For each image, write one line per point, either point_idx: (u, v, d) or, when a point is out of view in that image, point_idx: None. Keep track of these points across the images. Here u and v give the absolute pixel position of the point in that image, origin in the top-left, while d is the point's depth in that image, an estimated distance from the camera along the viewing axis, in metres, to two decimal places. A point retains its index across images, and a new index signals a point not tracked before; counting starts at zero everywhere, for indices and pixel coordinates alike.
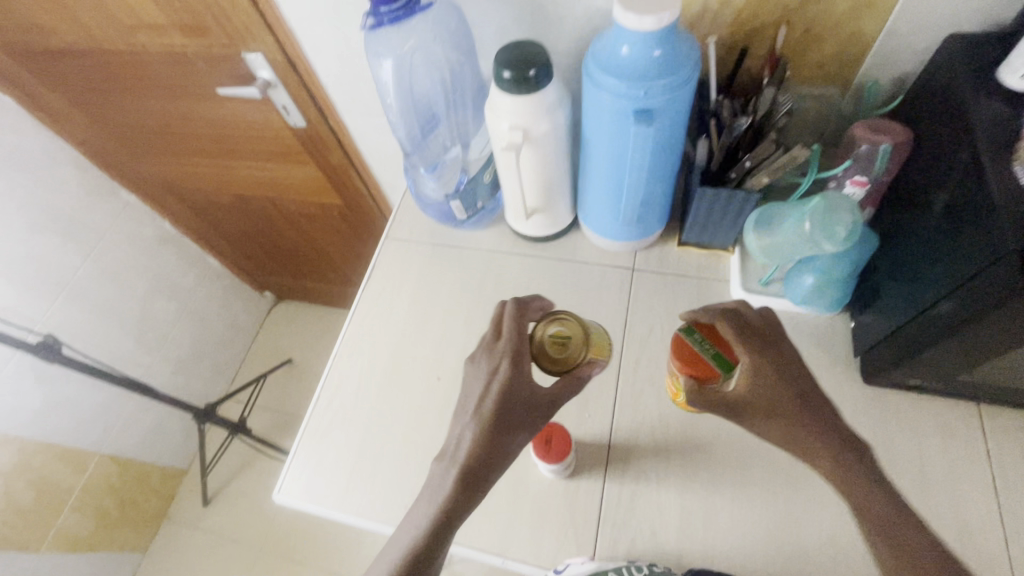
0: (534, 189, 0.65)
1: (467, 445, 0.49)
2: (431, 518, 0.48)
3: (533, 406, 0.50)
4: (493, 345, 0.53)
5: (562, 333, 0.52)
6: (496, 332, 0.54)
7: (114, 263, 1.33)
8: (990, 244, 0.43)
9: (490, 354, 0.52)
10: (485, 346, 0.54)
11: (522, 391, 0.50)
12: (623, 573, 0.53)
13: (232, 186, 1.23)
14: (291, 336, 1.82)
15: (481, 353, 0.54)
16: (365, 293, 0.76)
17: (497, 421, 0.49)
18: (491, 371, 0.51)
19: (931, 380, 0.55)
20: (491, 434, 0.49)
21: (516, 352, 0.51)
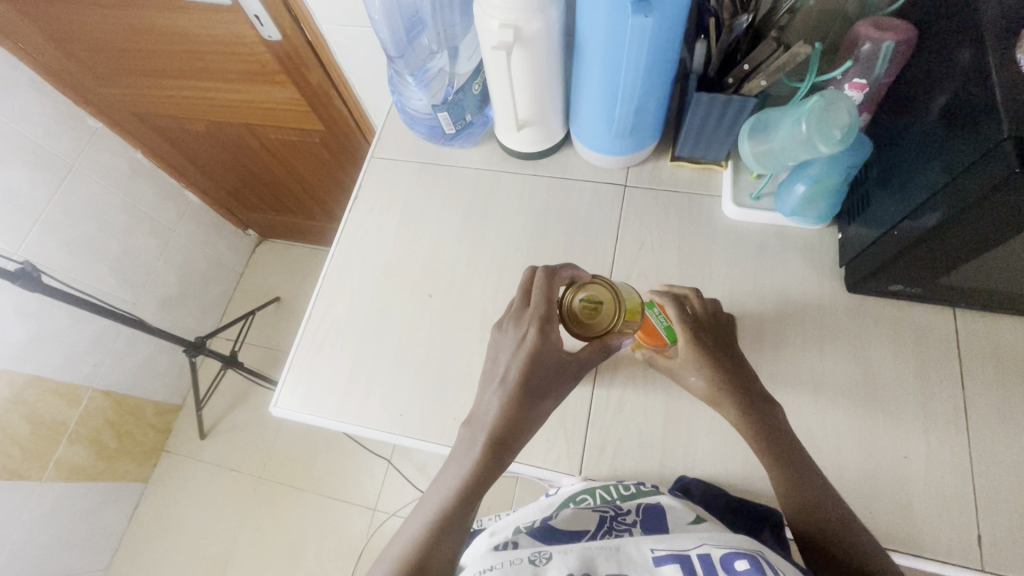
0: (525, 98, 0.63)
1: (495, 411, 0.49)
2: (453, 470, 0.48)
3: (562, 369, 0.50)
4: (522, 312, 0.52)
5: (595, 298, 0.51)
6: (525, 299, 0.53)
7: (87, 196, 1.27)
8: (980, 138, 0.43)
9: (519, 321, 0.52)
10: (514, 313, 0.53)
11: (550, 355, 0.50)
12: (609, 490, 0.54)
13: (207, 113, 1.17)
14: (278, 274, 1.80)
15: (509, 319, 0.53)
16: (353, 213, 0.75)
17: (527, 385, 0.49)
18: (519, 338, 0.51)
19: (912, 285, 0.56)
20: (519, 399, 0.49)
21: (544, 317, 0.51)
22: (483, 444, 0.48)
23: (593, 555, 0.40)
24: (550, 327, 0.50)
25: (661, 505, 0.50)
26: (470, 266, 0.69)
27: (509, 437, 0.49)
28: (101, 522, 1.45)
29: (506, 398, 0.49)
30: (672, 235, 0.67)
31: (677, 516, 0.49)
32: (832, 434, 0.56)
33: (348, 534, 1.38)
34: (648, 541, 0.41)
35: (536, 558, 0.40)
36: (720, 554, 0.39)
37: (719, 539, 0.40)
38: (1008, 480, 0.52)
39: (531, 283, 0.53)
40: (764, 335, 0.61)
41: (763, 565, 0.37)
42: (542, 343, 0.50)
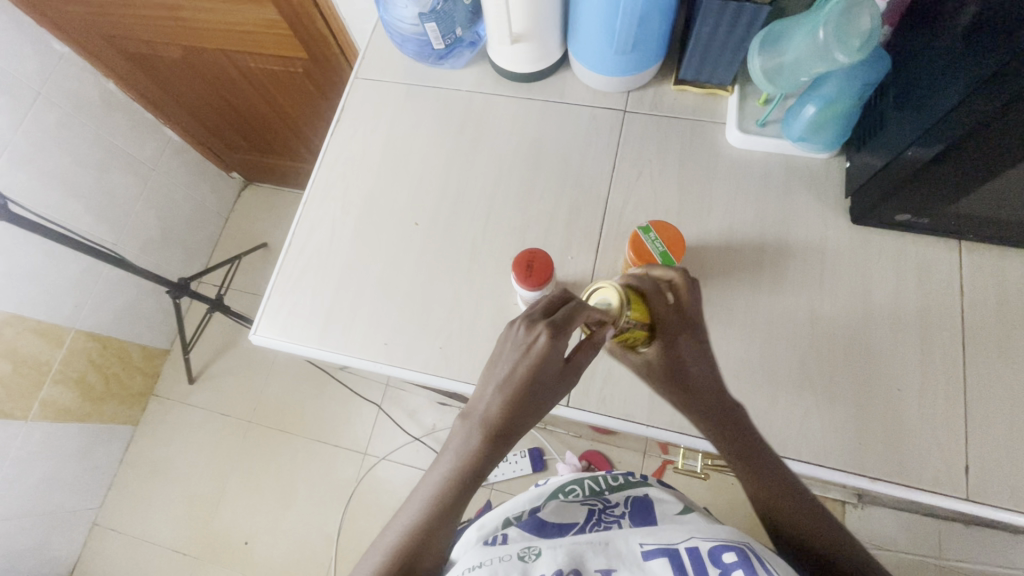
0: (520, 8, 0.58)
1: (495, 412, 0.44)
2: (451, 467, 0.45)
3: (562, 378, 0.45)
4: (537, 326, 0.43)
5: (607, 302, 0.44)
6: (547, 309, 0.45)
7: (58, 127, 1.21)
8: (1011, 42, 0.39)
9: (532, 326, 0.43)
10: (529, 316, 0.44)
11: (555, 367, 0.43)
12: (598, 479, 0.53)
13: (180, 37, 1.09)
14: (265, 219, 1.75)
15: (525, 321, 0.44)
16: (335, 136, 0.71)
17: (527, 393, 0.44)
18: (526, 347, 0.43)
19: (918, 215, 0.54)
20: (520, 403, 0.44)
21: (560, 330, 0.42)
22: (479, 441, 0.45)
23: (582, 551, 0.39)
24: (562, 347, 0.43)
25: (649, 496, 0.48)
26: (460, 192, 0.65)
27: (508, 440, 0.45)
28: (92, 462, 1.45)
29: (506, 399, 0.44)
30: (672, 163, 0.63)
31: (665, 505, 0.47)
32: (826, 366, 0.54)
33: (339, 477, 1.39)
34: (637, 537, 0.40)
35: (525, 555, 0.39)
36: (708, 548, 0.38)
37: (707, 534, 0.39)
38: (1001, 413, 0.51)
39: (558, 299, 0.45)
40: (762, 266, 0.58)
41: (751, 558, 0.36)
42: (546, 360, 0.43)
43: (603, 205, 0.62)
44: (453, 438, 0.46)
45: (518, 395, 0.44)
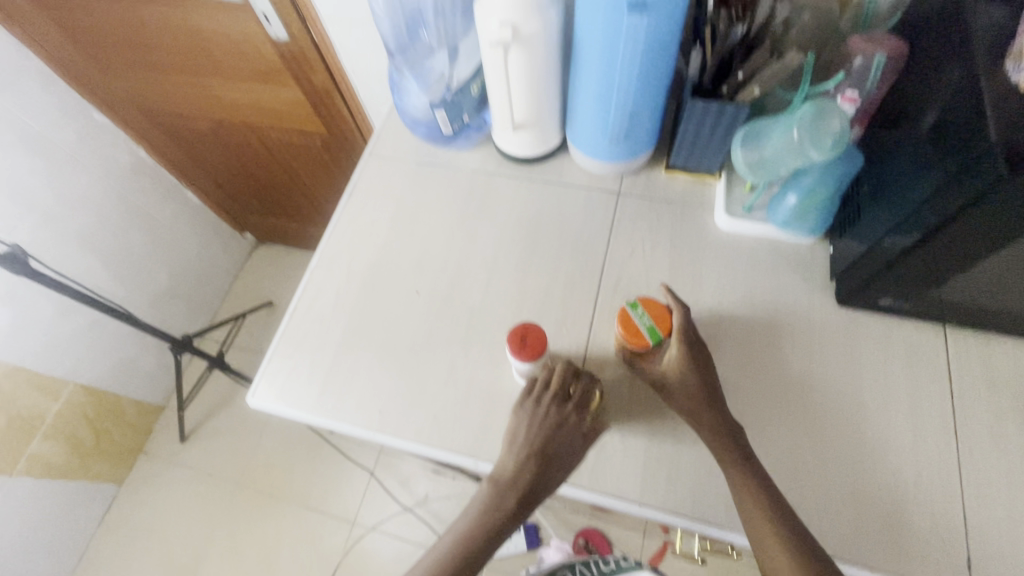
0: (522, 101, 0.64)
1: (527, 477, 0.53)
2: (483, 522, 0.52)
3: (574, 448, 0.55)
4: (563, 403, 0.55)
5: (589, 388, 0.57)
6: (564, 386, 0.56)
7: (85, 188, 1.28)
8: (969, 147, 0.42)
9: (559, 405, 0.55)
10: (553, 394, 0.55)
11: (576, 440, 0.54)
12: (592, 564, 0.52)
13: (210, 110, 1.18)
14: (273, 279, 1.80)
15: (549, 397, 0.55)
16: (345, 208, 0.75)
17: (556, 463, 0.53)
18: (557, 422, 0.54)
19: (901, 299, 0.56)
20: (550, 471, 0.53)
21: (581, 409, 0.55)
22: (512, 503, 0.53)
23: None
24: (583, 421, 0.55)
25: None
26: (461, 263, 0.68)
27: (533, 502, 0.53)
28: (70, 523, 1.40)
29: (538, 468, 0.53)
30: (664, 243, 0.67)
31: None
32: (820, 449, 0.54)
33: (325, 548, 1.33)
34: None
35: None
36: None
37: None
38: (1000, 503, 0.50)
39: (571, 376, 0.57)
40: (753, 345, 0.60)
41: None
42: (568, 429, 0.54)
43: (597, 281, 0.65)
44: (484, 499, 0.53)
45: (551, 465, 0.53)
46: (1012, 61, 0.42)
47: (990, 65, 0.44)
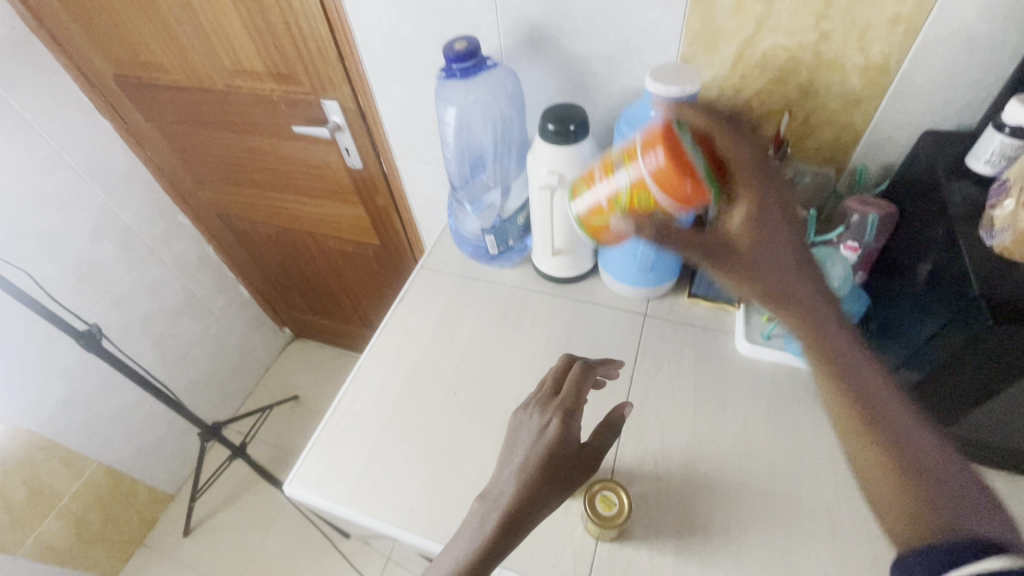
0: (562, 231, 0.74)
1: (511, 488, 0.50)
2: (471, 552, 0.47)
3: (578, 464, 0.52)
4: (548, 402, 0.55)
5: (613, 501, 0.57)
6: (554, 390, 0.57)
7: (156, 277, 1.41)
8: (958, 296, 0.48)
9: (544, 408, 0.55)
10: (541, 400, 0.56)
11: (570, 444, 0.52)
12: None
13: (280, 219, 1.34)
14: (302, 374, 1.86)
15: (535, 404, 0.56)
16: (395, 312, 0.83)
17: (545, 468, 0.50)
18: (542, 423, 0.54)
19: None
20: (538, 479, 0.50)
21: (568, 408, 0.54)
22: (493, 521, 0.48)
23: None
24: (574, 415, 0.54)
25: None
26: (497, 370, 0.74)
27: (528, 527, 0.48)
28: None
29: (523, 476, 0.50)
30: (688, 364, 0.71)
31: None
32: None
33: None
34: None
35: None
36: None
37: None
38: None
39: (564, 380, 0.58)
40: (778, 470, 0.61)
41: None
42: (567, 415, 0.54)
43: (625, 395, 0.69)
44: (471, 519, 0.50)
45: (538, 474, 0.50)
46: (987, 228, 0.50)
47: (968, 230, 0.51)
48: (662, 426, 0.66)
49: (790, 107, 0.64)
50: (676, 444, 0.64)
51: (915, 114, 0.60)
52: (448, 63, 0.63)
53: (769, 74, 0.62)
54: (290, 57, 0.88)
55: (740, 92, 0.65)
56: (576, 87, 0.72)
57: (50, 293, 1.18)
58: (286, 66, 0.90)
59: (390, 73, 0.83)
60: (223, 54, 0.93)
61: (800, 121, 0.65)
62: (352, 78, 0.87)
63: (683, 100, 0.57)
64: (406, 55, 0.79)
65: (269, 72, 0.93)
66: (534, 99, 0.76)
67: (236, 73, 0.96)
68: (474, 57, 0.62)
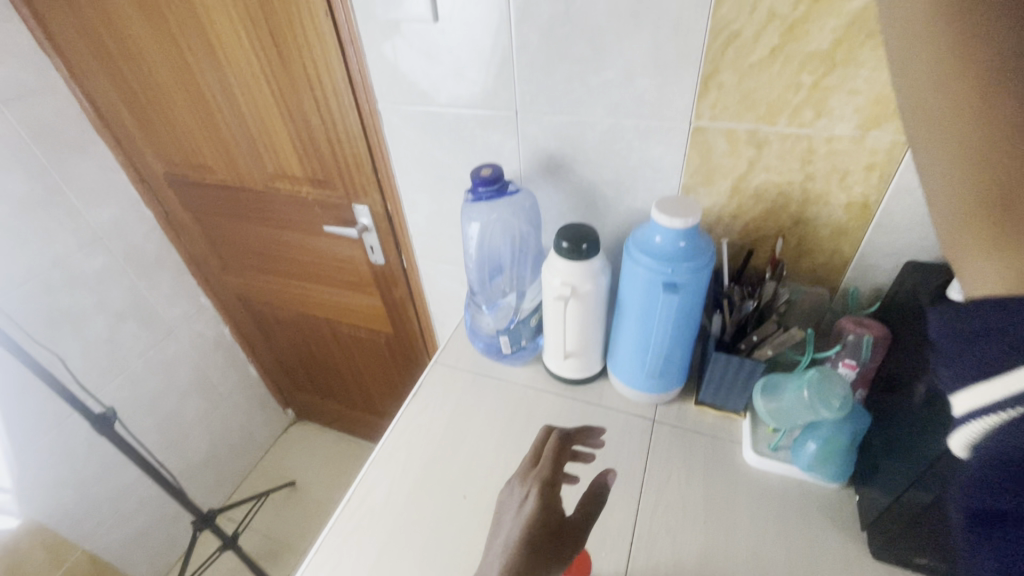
0: (573, 337, 0.78)
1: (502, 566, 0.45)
2: None
3: (564, 537, 0.50)
4: (528, 472, 0.61)
5: None
6: (534, 461, 0.64)
7: (171, 356, 1.44)
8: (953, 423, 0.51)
9: (525, 481, 0.60)
10: (522, 474, 0.62)
11: (555, 514, 0.52)
12: None
13: (299, 306, 1.39)
14: (301, 458, 1.83)
15: (516, 479, 0.61)
16: (409, 406, 0.85)
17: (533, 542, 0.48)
18: (524, 495, 0.57)
19: (936, 559, 0.57)
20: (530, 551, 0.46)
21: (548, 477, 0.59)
22: None
23: None
24: (552, 475, 0.60)
25: None
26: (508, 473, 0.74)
27: None
28: None
29: (514, 552, 0.46)
30: (697, 473, 0.72)
31: None
32: None
33: None
34: None
35: None
36: None
37: None
38: None
39: (542, 449, 0.66)
40: None
41: None
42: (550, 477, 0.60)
43: (635, 504, 0.69)
44: None
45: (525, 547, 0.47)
46: None
47: None
48: (673, 538, 0.65)
49: (784, 233, 0.71)
50: (688, 559, 0.63)
51: (898, 244, 0.66)
52: (475, 187, 0.71)
53: (763, 205, 0.69)
54: (328, 167, 0.98)
55: (737, 217, 0.72)
56: (588, 206, 0.79)
57: (70, 371, 1.21)
58: (324, 174, 1.00)
59: (418, 184, 0.92)
60: (268, 161, 1.04)
61: (793, 245, 0.71)
62: (383, 186, 0.96)
63: (687, 229, 0.63)
64: (433, 171, 0.88)
65: (307, 177, 1.02)
66: (549, 214, 0.83)
67: (277, 177, 1.06)
68: (498, 182, 0.70)
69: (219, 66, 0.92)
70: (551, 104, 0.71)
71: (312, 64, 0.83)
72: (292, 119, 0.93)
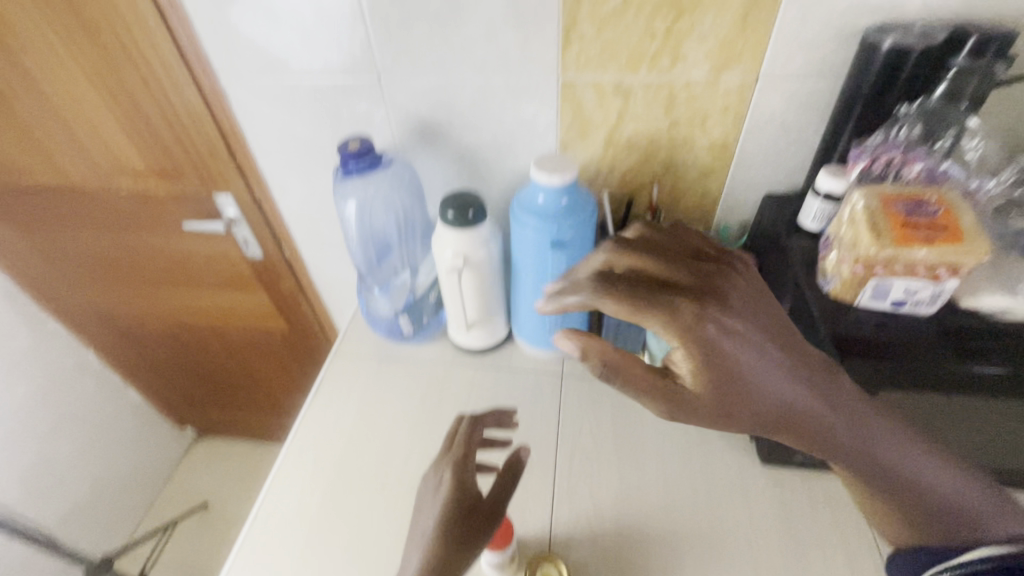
0: (473, 306, 0.76)
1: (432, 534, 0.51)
2: None
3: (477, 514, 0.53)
4: (442, 459, 0.58)
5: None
6: (448, 444, 0.59)
7: (21, 397, 1.23)
8: (812, 339, 0.56)
9: (438, 466, 0.57)
10: (438, 460, 0.58)
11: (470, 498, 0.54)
12: None
13: (173, 315, 1.24)
14: (210, 477, 1.68)
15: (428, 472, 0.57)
16: (313, 404, 0.80)
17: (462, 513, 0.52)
18: (436, 482, 0.56)
19: (807, 454, 0.66)
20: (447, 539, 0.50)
21: (462, 461, 0.56)
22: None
23: None
24: (465, 464, 0.56)
25: None
26: (410, 476, 0.71)
27: None
28: None
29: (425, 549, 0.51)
30: (607, 418, 0.75)
31: None
32: None
33: None
34: None
35: None
36: None
37: None
38: None
39: (456, 430, 0.60)
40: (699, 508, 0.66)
41: None
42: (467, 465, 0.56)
43: (552, 456, 0.72)
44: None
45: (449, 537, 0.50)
46: (823, 274, 0.59)
47: (810, 277, 0.60)
48: (589, 481, 0.69)
49: (659, 178, 0.74)
50: (606, 499, 0.67)
51: (757, 179, 0.71)
52: (345, 162, 0.66)
53: (636, 154, 0.71)
54: (173, 154, 0.85)
55: (615, 168, 0.73)
56: (472, 171, 0.77)
57: None
58: (170, 164, 0.87)
59: (287, 165, 0.83)
60: (96, 154, 0.88)
61: (669, 189, 0.74)
62: (245, 171, 0.86)
63: (567, 185, 0.63)
64: (300, 148, 0.80)
65: (151, 169, 0.88)
66: (433, 182, 0.79)
67: (113, 172, 0.91)
68: (368, 154, 0.66)
69: (3, 44, 0.74)
70: (414, 66, 0.67)
71: (130, 36, 0.70)
72: (116, 101, 0.79)
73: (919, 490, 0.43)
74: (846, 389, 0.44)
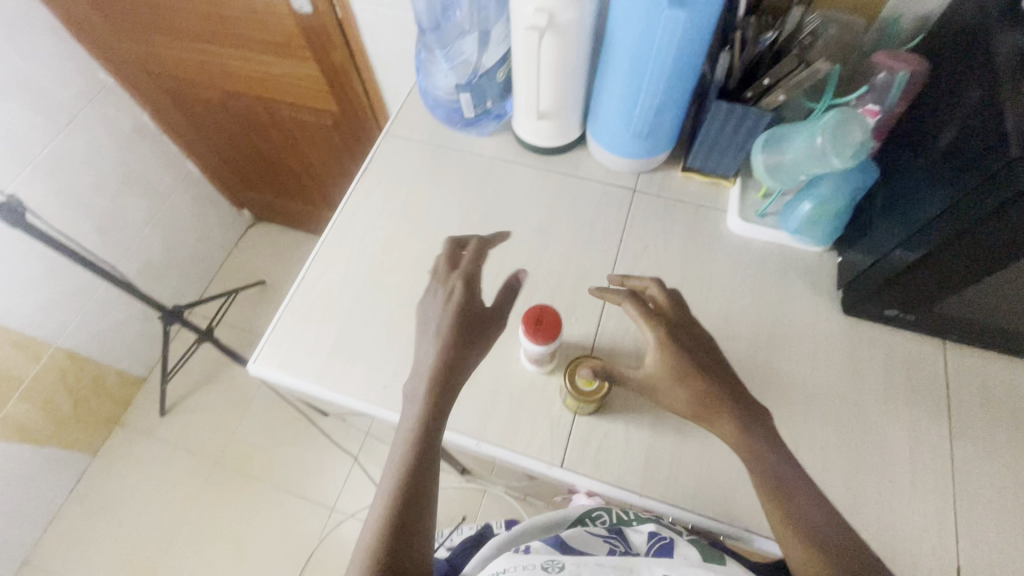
0: (548, 90, 0.64)
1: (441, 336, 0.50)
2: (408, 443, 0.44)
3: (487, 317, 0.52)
4: (448, 272, 0.55)
5: (591, 375, 0.56)
6: (450, 263, 0.56)
7: (86, 149, 1.25)
8: (987, 163, 0.43)
9: (444, 280, 0.54)
10: (441, 274, 0.55)
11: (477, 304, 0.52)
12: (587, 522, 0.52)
13: (221, 80, 1.16)
14: (266, 258, 1.78)
15: (435, 283, 0.55)
16: (360, 183, 0.75)
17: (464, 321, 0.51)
18: (446, 293, 0.53)
19: (905, 311, 0.57)
20: (457, 338, 0.49)
21: (468, 274, 0.54)
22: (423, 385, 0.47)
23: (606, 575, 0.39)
24: (474, 275, 0.54)
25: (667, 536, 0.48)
26: None
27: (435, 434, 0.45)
28: (40, 489, 1.37)
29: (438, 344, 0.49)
30: (677, 242, 0.67)
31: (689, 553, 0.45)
32: (820, 446, 0.55)
33: (302, 532, 1.37)
34: (658, 564, 0.40)
35: (548, 566, 0.40)
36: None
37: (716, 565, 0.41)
38: (989, 511, 0.52)
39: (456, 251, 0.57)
40: (760, 346, 0.61)
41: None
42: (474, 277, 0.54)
43: (610, 270, 0.66)
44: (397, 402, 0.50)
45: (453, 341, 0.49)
46: None
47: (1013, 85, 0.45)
48: None
49: None
50: None
51: None
52: None
53: None
54: None
55: None
56: None
57: None
58: None
59: None
60: None
61: None
62: None
63: None
64: None
65: None
66: None
67: None
68: None
69: None
70: None
71: None
72: None
73: (809, 520, 0.44)
74: (749, 406, 0.49)
